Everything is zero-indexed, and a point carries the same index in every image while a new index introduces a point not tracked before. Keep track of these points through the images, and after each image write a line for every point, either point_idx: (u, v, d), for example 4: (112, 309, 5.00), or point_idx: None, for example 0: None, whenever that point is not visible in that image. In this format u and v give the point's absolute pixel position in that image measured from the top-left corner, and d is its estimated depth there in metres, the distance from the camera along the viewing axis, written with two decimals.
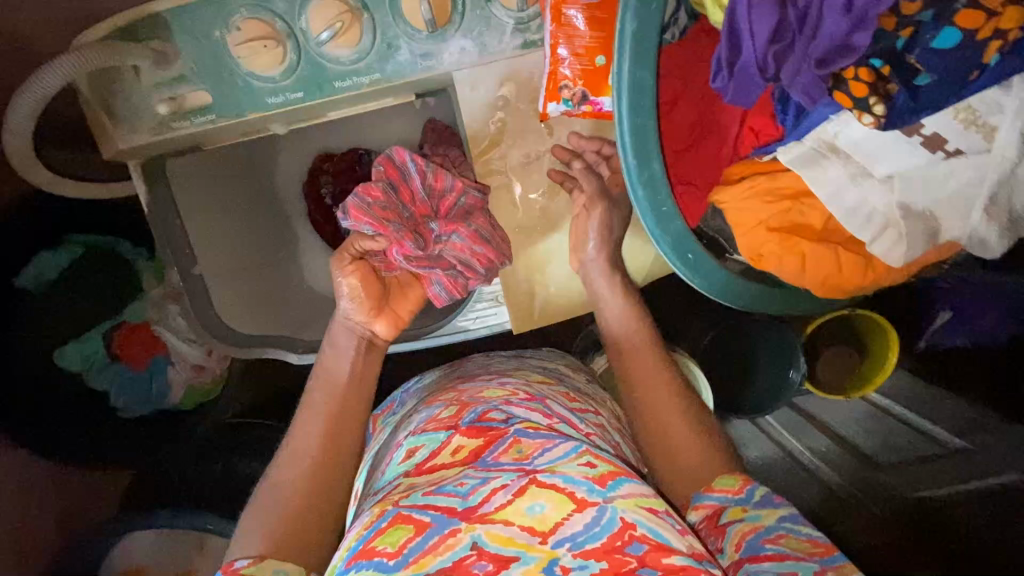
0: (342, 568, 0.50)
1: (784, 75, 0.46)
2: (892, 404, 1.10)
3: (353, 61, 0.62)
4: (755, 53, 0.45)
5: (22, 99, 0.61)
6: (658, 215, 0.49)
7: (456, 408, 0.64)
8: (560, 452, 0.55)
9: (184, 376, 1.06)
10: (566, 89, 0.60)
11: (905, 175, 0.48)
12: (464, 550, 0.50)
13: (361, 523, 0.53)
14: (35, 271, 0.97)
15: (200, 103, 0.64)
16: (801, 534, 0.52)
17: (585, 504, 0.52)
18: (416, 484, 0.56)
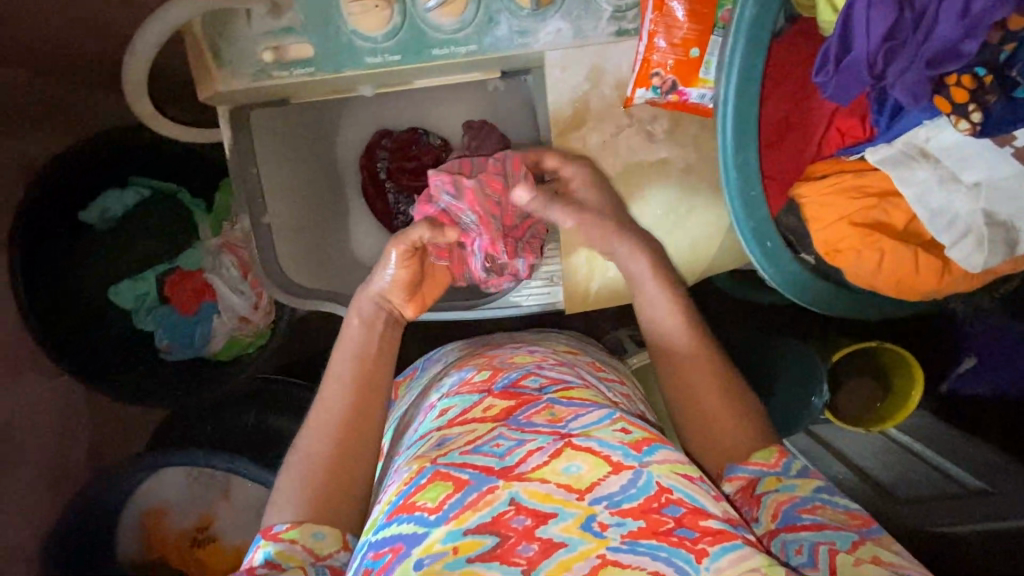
0: (384, 522, 0.55)
1: (890, 73, 0.48)
2: (913, 443, 1.15)
3: (454, 31, 0.65)
4: (866, 49, 0.47)
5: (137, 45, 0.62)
6: (746, 200, 0.51)
7: (488, 373, 0.68)
8: (593, 420, 0.59)
9: (228, 327, 1.06)
10: (657, 77, 0.62)
11: (994, 184, 0.50)
12: (503, 505, 0.52)
13: (401, 480, 0.58)
14: (102, 206, 1.02)
15: (301, 56, 0.67)
16: (837, 505, 0.54)
17: (620, 467, 0.54)
18: (449, 443, 0.60)
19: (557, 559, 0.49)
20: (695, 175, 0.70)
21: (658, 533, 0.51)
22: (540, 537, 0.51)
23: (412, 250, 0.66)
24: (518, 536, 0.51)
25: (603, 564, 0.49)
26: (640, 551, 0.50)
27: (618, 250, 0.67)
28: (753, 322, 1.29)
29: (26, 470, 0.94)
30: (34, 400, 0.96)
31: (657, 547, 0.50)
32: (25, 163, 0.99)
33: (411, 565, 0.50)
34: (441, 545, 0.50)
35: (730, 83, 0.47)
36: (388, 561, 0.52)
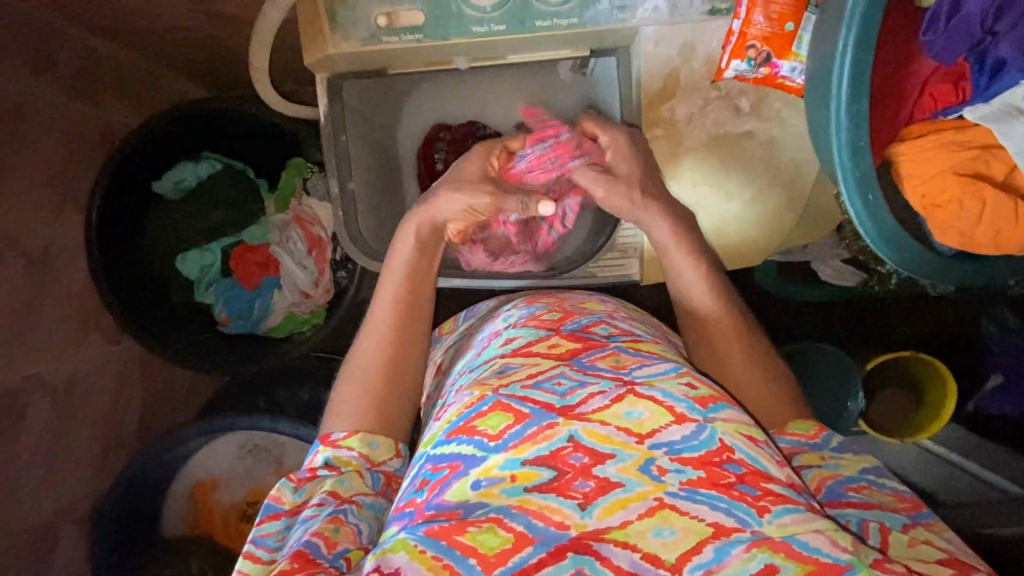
0: (441, 439, 0.52)
1: (1000, 30, 0.53)
2: (946, 452, 1.20)
3: (559, 4, 0.70)
4: (979, 6, 0.52)
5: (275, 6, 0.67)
6: (855, 149, 0.54)
7: (559, 314, 0.64)
8: (659, 370, 0.54)
9: (287, 301, 1.08)
10: (752, 49, 0.68)
11: None
12: (561, 442, 0.49)
13: (461, 403, 0.54)
14: (176, 176, 1.04)
15: (411, 22, 0.71)
16: (885, 487, 0.55)
17: (683, 419, 0.51)
18: (510, 372, 0.55)
19: (614, 498, 0.47)
20: (777, 149, 0.74)
21: (720, 486, 0.48)
22: (597, 475, 0.48)
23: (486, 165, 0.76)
24: (574, 472, 0.48)
25: (659, 507, 0.47)
26: (699, 500, 0.47)
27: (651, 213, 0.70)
28: (791, 323, 1.34)
29: (81, 431, 0.94)
30: (95, 361, 0.96)
31: (717, 498, 0.47)
32: (103, 127, 1.01)
33: (468, 485, 0.48)
34: (498, 470, 0.49)
35: (849, 33, 0.51)
36: (446, 476, 0.50)
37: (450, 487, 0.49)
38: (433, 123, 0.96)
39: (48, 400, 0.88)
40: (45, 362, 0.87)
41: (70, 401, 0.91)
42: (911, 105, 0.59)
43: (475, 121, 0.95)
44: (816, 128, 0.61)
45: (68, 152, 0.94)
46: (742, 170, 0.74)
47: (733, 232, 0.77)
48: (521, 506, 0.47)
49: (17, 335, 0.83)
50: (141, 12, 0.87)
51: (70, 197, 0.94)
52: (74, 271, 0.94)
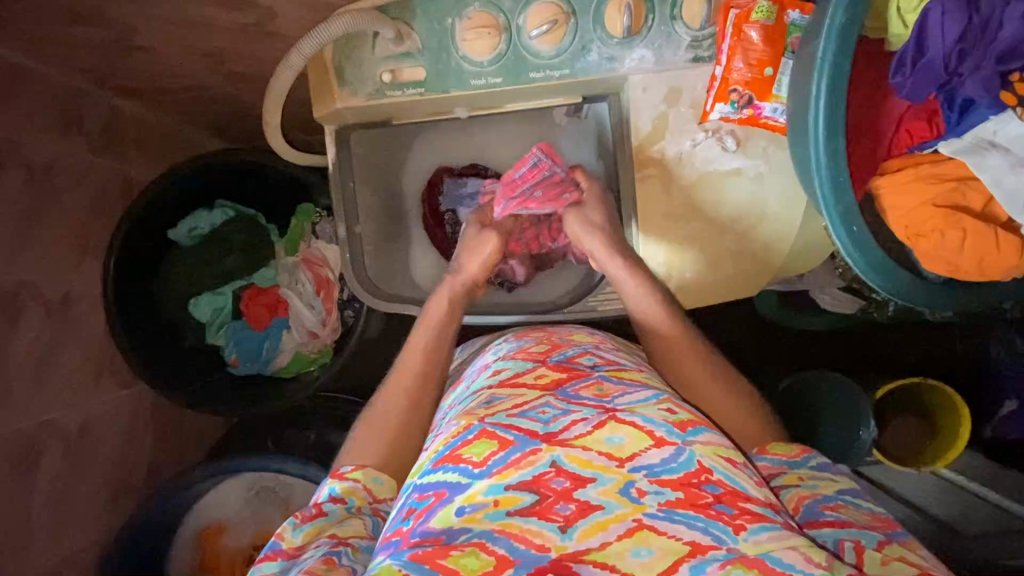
0: (429, 468, 0.54)
1: (964, 70, 0.56)
2: (967, 481, 1.17)
3: (551, 57, 0.74)
4: (940, 51, 0.54)
5: (282, 74, 0.72)
6: (835, 184, 0.57)
7: (546, 346, 0.68)
8: (640, 398, 0.57)
9: (296, 341, 1.10)
10: (735, 93, 0.72)
11: None
12: (543, 467, 0.50)
13: (450, 432, 0.56)
14: (190, 225, 1.08)
15: (414, 78, 0.76)
16: (863, 508, 0.54)
17: (663, 442, 0.52)
18: (497, 403, 0.58)
19: (594, 521, 0.47)
20: (767, 183, 0.77)
21: (697, 506, 0.48)
22: (578, 498, 0.49)
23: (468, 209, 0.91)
24: (557, 495, 0.49)
25: (638, 528, 0.47)
26: (676, 520, 0.47)
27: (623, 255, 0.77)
28: (795, 352, 1.35)
29: (93, 475, 0.95)
30: (109, 406, 0.99)
31: (694, 517, 0.47)
32: (124, 180, 1.06)
33: (453, 511, 0.49)
34: (482, 495, 0.49)
35: (821, 79, 0.55)
36: (432, 504, 0.50)
37: (435, 514, 0.50)
38: (437, 166, 1.00)
39: (62, 448, 0.89)
40: (59, 407, 0.89)
41: (83, 446, 0.93)
42: (886, 140, 0.62)
43: (477, 163, 1.00)
44: (801, 165, 0.64)
45: (89, 206, 0.99)
46: (730, 207, 0.77)
47: (718, 270, 0.79)
48: (504, 529, 0.47)
49: (37, 382, 0.86)
50: (160, 73, 0.93)
51: (90, 247, 0.99)
52: (92, 318, 0.98)
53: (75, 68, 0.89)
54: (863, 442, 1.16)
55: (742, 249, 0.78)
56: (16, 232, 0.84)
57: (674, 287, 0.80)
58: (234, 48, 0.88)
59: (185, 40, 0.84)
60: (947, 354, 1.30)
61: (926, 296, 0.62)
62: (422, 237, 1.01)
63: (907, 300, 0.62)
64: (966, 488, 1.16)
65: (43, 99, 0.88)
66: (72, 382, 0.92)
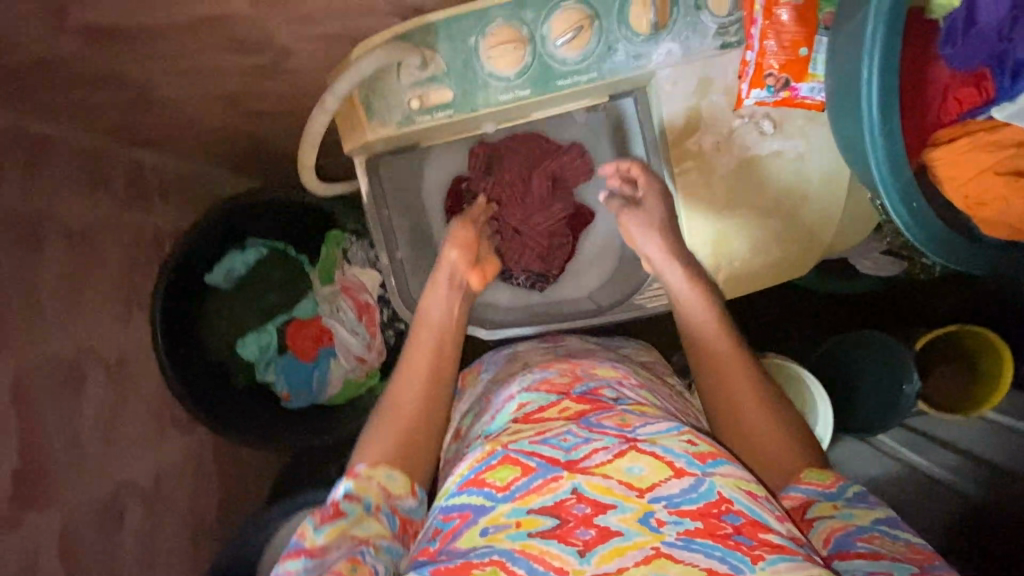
0: (455, 490, 0.56)
1: (1016, 36, 0.56)
2: None
3: (577, 63, 0.74)
4: (989, 21, 0.55)
5: (316, 116, 0.72)
6: (891, 159, 0.57)
7: (569, 376, 0.68)
8: (659, 428, 0.57)
9: (346, 369, 1.11)
10: (772, 77, 0.71)
11: None
12: (566, 493, 0.51)
13: (474, 456, 0.57)
14: (225, 267, 1.08)
15: (442, 101, 0.76)
16: (898, 538, 0.54)
17: (682, 472, 0.52)
18: (521, 432, 0.59)
19: (613, 547, 0.48)
20: (807, 160, 0.76)
21: (716, 536, 0.49)
22: (598, 523, 0.49)
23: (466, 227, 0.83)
24: (578, 520, 0.50)
25: (657, 555, 0.48)
26: (693, 548, 0.48)
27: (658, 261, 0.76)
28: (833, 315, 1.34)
29: (171, 523, 0.98)
30: (175, 456, 1.01)
31: (712, 546, 0.48)
32: (154, 234, 1.06)
33: (478, 532, 0.51)
34: (505, 518, 0.51)
35: (873, 60, 0.55)
36: (457, 525, 0.52)
37: (462, 534, 0.51)
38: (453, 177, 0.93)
39: (139, 502, 0.92)
40: (132, 464, 0.92)
41: (157, 497, 0.96)
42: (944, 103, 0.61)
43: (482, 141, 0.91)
44: (849, 148, 0.63)
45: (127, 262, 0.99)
46: (777, 188, 0.77)
47: (766, 253, 0.79)
48: (524, 550, 0.48)
49: (105, 442, 0.88)
50: (181, 121, 0.93)
51: (134, 302, 1.00)
52: (146, 372, 0.99)
53: (96, 129, 0.89)
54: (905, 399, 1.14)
55: (789, 231, 0.78)
56: (64, 301, 0.85)
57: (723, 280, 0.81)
58: (250, 88, 0.87)
59: (201, 87, 0.84)
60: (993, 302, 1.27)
61: (973, 257, 0.61)
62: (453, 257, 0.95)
63: (958, 263, 0.61)
64: None
65: (72, 164, 0.89)
66: (139, 443, 0.94)
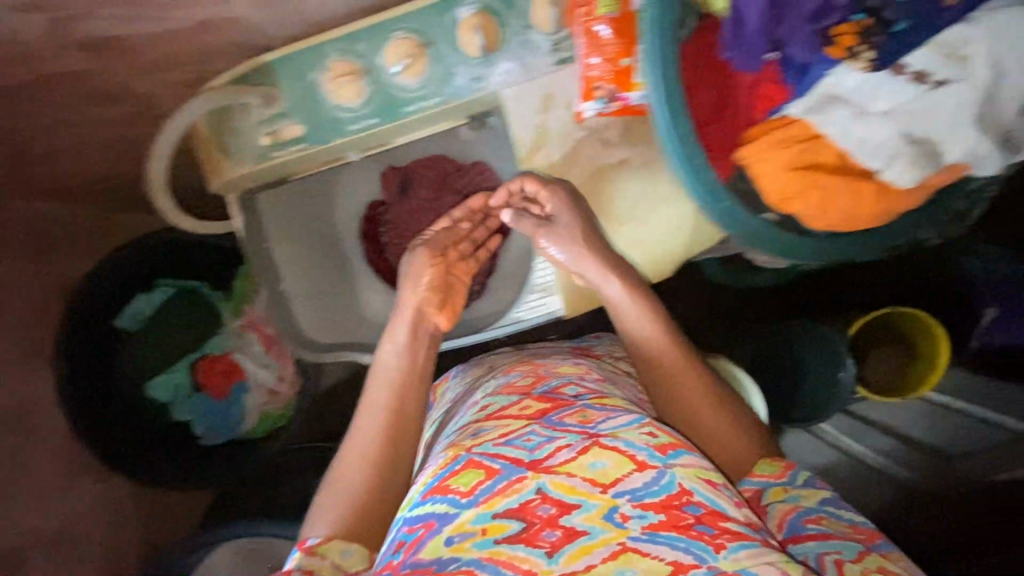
0: (418, 500, 0.54)
1: (784, 37, 0.58)
2: (953, 400, 1.07)
3: (419, 88, 0.75)
4: (756, 23, 0.57)
5: (156, 157, 0.73)
6: (691, 165, 0.57)
7: (532, 378, 0.67)
8: (622, 421, 0.56)
9: (259, 402, 1.12)
10: (599, 90, 0.72)
11: (902, 107, 0.56)
12: (530, 493, 0.50)
13: (438, 464, 0.56)
14: (132, 310, 1.08)
15: (293, 135, 0.77)
16: (842, 518, 0.56)
17: (644, 466, 0.52)
18: (483, 433, 0.58)
19: (580, 546, 0.47)
20: (652, 162, 0.77)
21: (679, 527, 0.48)
22: (563, 524, 0.49)
23: (434, 258, 0.80)
24: (542, 522, 0.49)
25: (622, 551, 0.47)
26: (659, 541, 0.48)
27: (591, 272, 0.72)
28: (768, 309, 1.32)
29: None
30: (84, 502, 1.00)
31: (676, 538, 0.48)
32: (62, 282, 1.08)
33: (442, 542, 0.49)
34: (470, 524, 0.49)
35: (652, 72, 0.56)
36: (421, 535, 0.50)
37: (426, 544, 0.49)
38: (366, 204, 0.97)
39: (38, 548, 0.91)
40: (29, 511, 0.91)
41: None
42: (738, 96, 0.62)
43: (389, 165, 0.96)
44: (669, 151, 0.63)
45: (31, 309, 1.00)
46: (625, 195, 0.78)
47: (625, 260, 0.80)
48: (491, 556, 0.47)
49: None
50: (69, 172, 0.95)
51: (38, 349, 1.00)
52: (49, 418, 0.99)
53: None
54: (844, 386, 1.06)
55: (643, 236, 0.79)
56: None
57: (590, 290, 0.80)
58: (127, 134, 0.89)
59: (75, 137, 0.86)
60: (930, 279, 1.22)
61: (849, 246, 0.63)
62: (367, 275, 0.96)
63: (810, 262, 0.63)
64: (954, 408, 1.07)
65: None
66: (36, 492, 0.95)
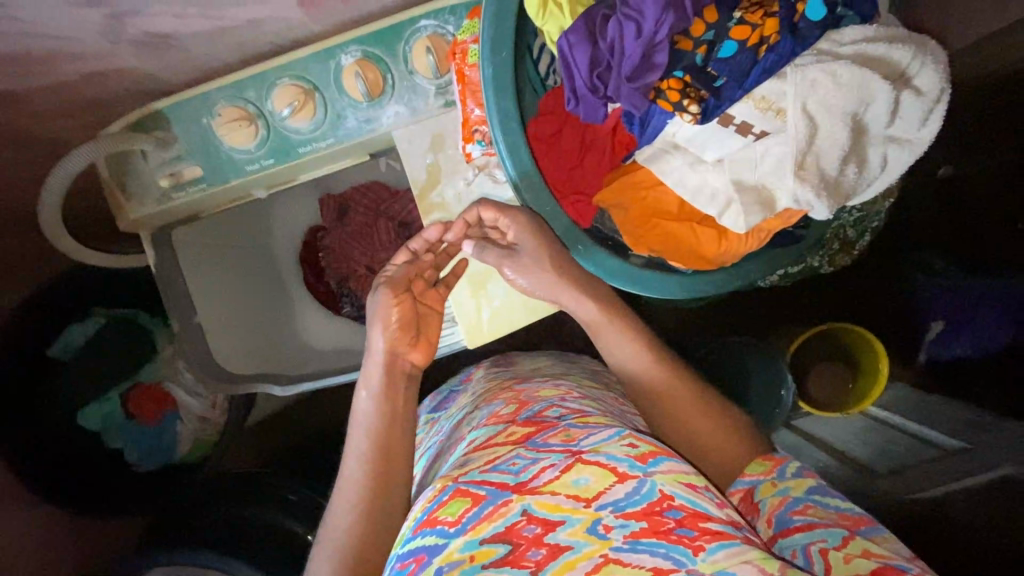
0: (409, 534, 0.50)
1: (612, 93, 0.61)
2: (889, 416, 1.08)
3: (311, 131, 0.78)
4: (581, 79, 0.61)
5: (53, 181, 0.76)
6: (547, 214, 0.66)
7: (515, 405, 0.63)
8: (603, 435, 0.53)
9: (191, 429, 1.15)
10: (477, 132, 0.75)
11: (730, 157, 0.64)
12: (515, 516, 0.48)
13: (425, 497, 0.52)
14: (65, 340, 1.07)
15: (192, 176, 0.79)
16: (830, 505, 0.53)
17: (625, 476, 0.49)
18: (469, 462, 0.55)
19: (563, 562, 0.46)
20: None
21: (660, 533, 0.46)
22: (547, 541, 0.46)
23: (399, 297, 0.70)
24: (528, 543, 0.47)
25: (605, 563, 0.45)
26: (640, 549, 0.45)
27: (564, 298, 0.68)
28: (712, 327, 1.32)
29: None
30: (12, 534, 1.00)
31: (657, 544, 0.45)
32: None
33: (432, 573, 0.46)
34: (457, 553, 0.46)
35: (495, 129, 0.62)
36: (411, 570, 0.47)
37: None
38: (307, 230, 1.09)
39: None
40: None
41: None
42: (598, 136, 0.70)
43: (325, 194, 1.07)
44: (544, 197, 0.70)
45: None
46: None
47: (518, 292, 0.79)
48: None
49: None
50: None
51: None
52: None
53: None
54: (785, 403, 1.08)
55: None
56: None
57: (486, 321, 0.80)
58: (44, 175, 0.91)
59: None
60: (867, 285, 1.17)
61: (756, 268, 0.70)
62: (306, 297, 1.07)
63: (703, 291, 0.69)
64: (891, 424, 1.07)
65: None
66: None
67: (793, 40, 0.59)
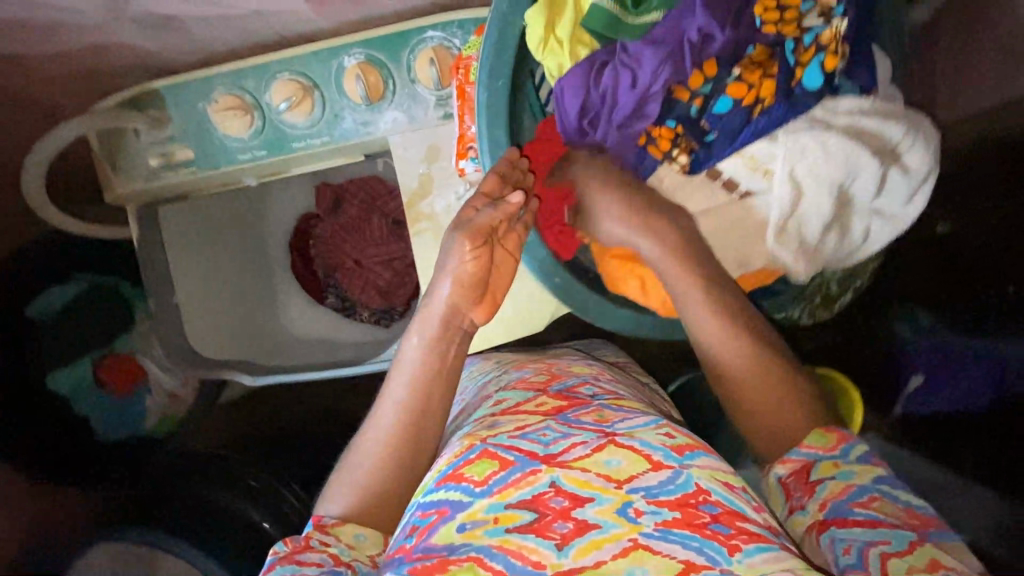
0: (432, 485, 0.51)
1: (601, 134, 0.65)
2: None
3: (307, 127, 0.77)
4: (570, 122, 0.64)
5: (37, 154, 0.76)
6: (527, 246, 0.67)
7: (546, 376, 0.64)
8: (638, 422, 0.54)
9: (160, 404, 1.14)
10: (472, 150, 0.74)
11: (712, 210, 0.67)
12: (543, 486, 0.48)
13: (451, 453, 0.53)
14: (42, 302, 1.05)
15: (184, 158, 0.79)
16: (897, 500, 0.51)
17: (660, 465, 0.49)
18: (499, 426, 0.55)
19: (590, 540, 0.45)
20: None
21: (693, 526, 0.45)
22: (576, 516, 0.46)
23: (478, 245, 0.60)
24: (555, 513, 0.46)
25: (634, 548, 0.45)
26: (671, 539, 0.45)
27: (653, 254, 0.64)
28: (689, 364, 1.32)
29: None
30: None
31: (690, 537, 0.45)
32: None
33: (454, 528, 0.46)
34: (481, 513, 0.46)
35: (483, 156, 0.65)
36: (433, 521, 0.47)
37: (437, 530, 0.47)
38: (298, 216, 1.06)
39: None
40: None
41: None
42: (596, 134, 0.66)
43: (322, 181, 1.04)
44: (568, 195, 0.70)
45: None
46: None
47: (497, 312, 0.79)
48: (502, 545, 0.45)
49: None
50: None
51: None
52: None
53: None
54: None
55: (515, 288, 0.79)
56: None
57: None
58: None
59: None
60: (852, 340, 1.16)
61: None
62: (291, 286, 1.06)
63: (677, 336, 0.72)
64: None
65: None
66: None
67: (787, 106, 0.62)
